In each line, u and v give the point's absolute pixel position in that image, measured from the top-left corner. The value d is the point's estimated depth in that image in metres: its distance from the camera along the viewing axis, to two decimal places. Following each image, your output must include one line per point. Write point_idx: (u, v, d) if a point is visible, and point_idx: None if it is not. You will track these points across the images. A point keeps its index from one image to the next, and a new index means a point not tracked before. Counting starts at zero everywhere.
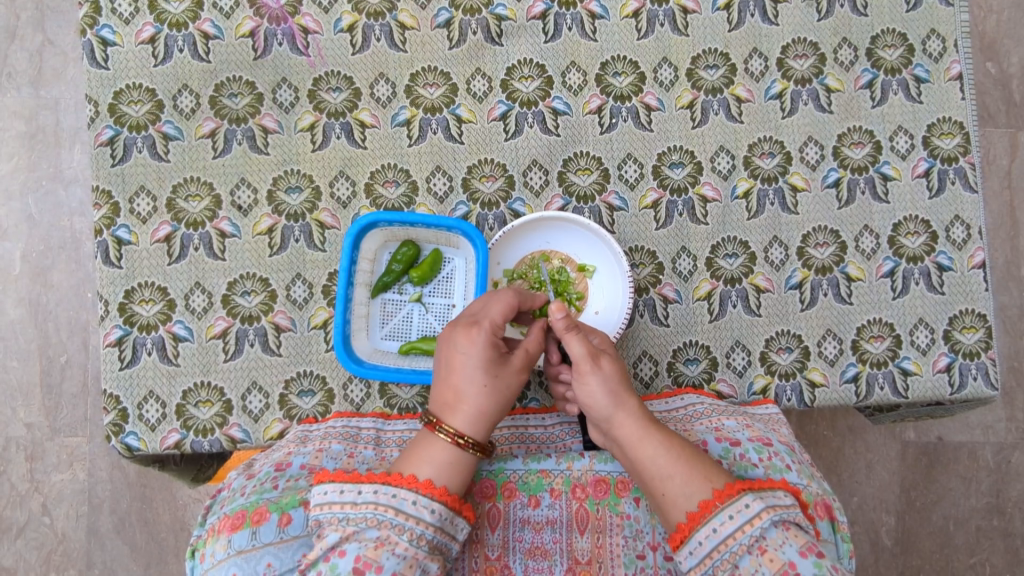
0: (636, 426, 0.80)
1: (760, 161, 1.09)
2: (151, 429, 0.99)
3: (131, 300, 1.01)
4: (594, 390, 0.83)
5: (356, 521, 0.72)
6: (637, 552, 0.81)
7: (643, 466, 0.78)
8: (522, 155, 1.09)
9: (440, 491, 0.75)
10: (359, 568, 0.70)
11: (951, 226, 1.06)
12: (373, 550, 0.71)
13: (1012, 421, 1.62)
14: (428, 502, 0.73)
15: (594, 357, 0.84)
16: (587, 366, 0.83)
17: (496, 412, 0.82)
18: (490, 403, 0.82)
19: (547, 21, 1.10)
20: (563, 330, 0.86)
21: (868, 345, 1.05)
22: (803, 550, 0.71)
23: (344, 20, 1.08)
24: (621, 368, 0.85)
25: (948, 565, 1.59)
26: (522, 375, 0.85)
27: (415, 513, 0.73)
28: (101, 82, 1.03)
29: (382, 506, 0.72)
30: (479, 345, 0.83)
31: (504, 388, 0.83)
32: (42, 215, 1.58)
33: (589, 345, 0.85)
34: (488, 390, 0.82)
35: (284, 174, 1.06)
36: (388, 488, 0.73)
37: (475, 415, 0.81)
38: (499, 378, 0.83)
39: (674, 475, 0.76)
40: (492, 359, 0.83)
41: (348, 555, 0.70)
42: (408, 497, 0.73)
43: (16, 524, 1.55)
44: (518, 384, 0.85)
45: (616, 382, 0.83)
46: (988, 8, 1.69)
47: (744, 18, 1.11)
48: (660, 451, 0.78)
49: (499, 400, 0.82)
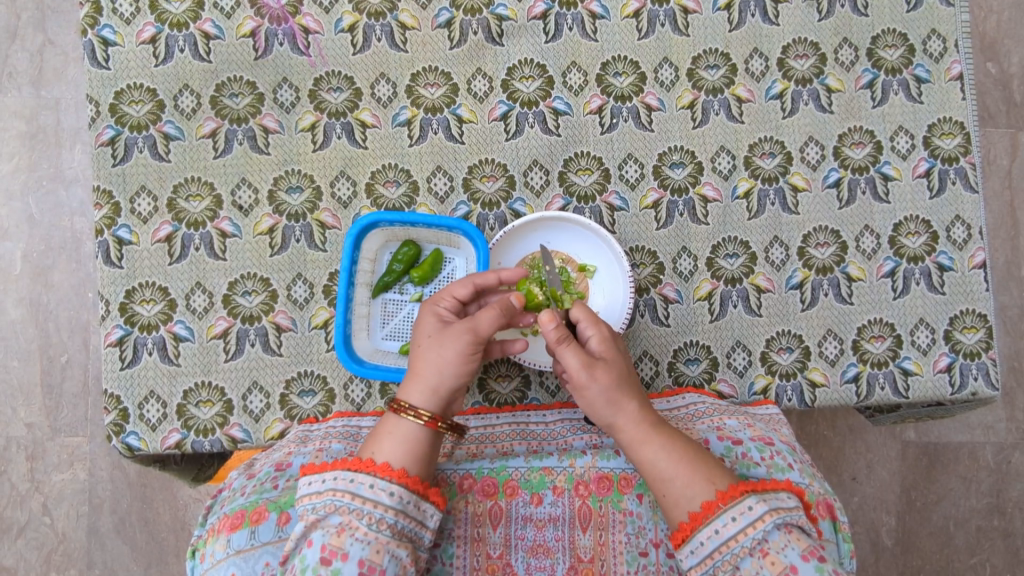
0: (636, 431, 0.79)
1: (760, 161, 1.09)
2: (152, 429, 0.99)
3: (132, 299, 1.01)
4: (592, 396, 0.81)
5: (319, 509, 0.72)
6: (640, 550, 0.81)
7: (643, 467, 0.78)
8: (523, 155, 1.09)
9: (399, 474, 0.74)
10: (325, 557, 0.70)
11: (951, 226, 1.06)
12: (336, 537, 0.71)
13: (1012, 421, 1.62)
14: (387, 485, 0.73)
15: (589, 364, 0.81)
16: (583, 379, 0.81)
17: (433, 375, 0.81)
18: (426, 365, 0.81)
19: (548, 21, 1.10)
20: (556, 341, 0.82)
21: (868, 345, 1.05)
22: (805, 554, 0.71)
23: (345, 20, 1.08)
24: (619, 372, 0.83)
25: (947, 565, 1.59)
26: (464, 336, 0.81)
27: (373, 496, 0.72)
28: (103, 82, 1.03)
29: (340, 491, 0.72)
30: (429, 316, 0.87)
31: (439, 350, 0.81)
32: (43, 215, 1.58)
33: (583, 355, 0.82)
34: (425, 352, 0.82)
35: (285, 174, 1.07)
36: (346, 473, 0.73)
37: (412, 378, 0.82)
38: (436, 340, 0.82)
39: (676, 478, 0.76)
40: (434, 327, 0.85)
41: (315, 545, 0.71)
42: (366, 481, 0.73)
43: (17, 524, 1.55)
44: (458, 345, 0.81)
45: (611, 390, 0.80)
46: (987, 8, 1.69)
47: (745, 18, 1.11)
48: (660, 456, 0.77)
49: (435, 362, 0.81)
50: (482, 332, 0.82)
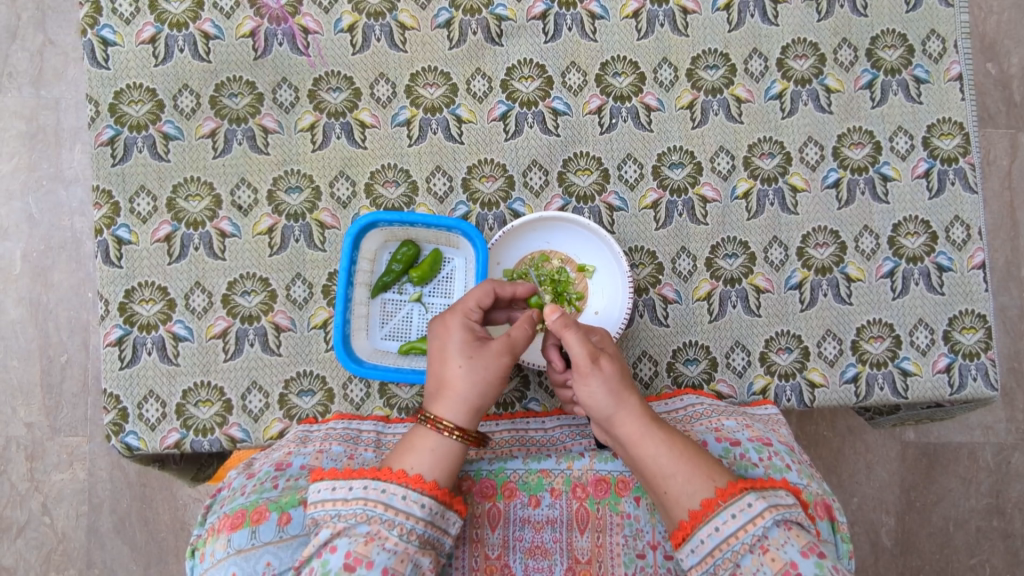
0: (636, 425, 0.80)
1: (760, 161, 1.09)
2: (151, 428, 0.99)
3: (132, 299, 1.02)
4: (594, 389, 0.82)
5: (347, 517, 0.72)
6: (638, 551, 0.81)
7: (646, 462, 0.78)
8: (522, 155, 1.09)
9: (430, 485, 0.74)
10: (350, 564, 0.69)
11: (950, 226, 1.06)
12: (364, 546, 0.70)
13: (1012, 422, 1.62)
14: (418, 497, 0.73)
15: (595, 355, 0.83)
16: (588, 368, 0.82)
17: (472, 392, 0.81)
18: (464, 383, 0.81)
19: (547, 21, 1.10)
20: (561, 328, 0.85)
21: (868, 345, 1.05)
22: (805, 550, 0.71)
23: (344, 20, 1.08)
24: (622, 367, 0.85)
25: (947, 565, 1.59)
26: (504, 356, 0.83)
27: (404, 508, 0.73)
28: (102, 82, 1.03)
29: (372, 502, 0.72)
30: (457, 328, 0.86)
31: (479, 368, 0.82)
32: (43, 215, 1.58)
33: (589, 345, 0.84)
34: (463, 371, 0.82)
35: (285, 173, 1.07)
36: (377, 483, 0.73)
37: (447, 395, 0.81)
38: (474, 358, 0.83)
39: (677, 473, 0.76)
40: (467, 343, 0.84)
41: (339, 552, 0.70)
42: (398, 492, 0.73)
43: (16, 523, 1.55)
44: (500, 366, 0.83)
45: (614, 381, 0.82)
46: (988, 8, 1.69)
47: (744, 18, 1.11)
48: (662, 449, 0.78)
49: (475, 380, 0.82)
50: (517, 348, 0.85)
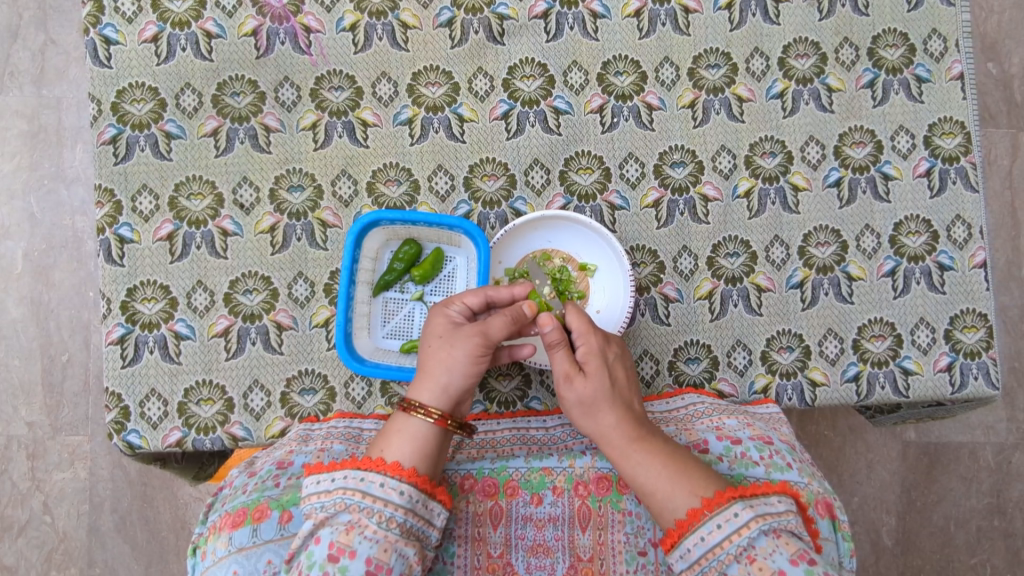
0: (617, 442, 0.79)
1: (761, 160, 1.09)
2: (153, 426, 0.99)
3: (134, 297, 1.02)
4: (573, 408, 0.83)
5: (328, 507, 0.72)
6: (638, 549, 0.82)
7: (626, 480, 0.79)
8: (524, 153, 1.09)
9: (409, 473, 0.74)
10: (333, 554, 0.70)
11: (952, 225, 1.07)
12: (345, 535, 0.71)
13: (1012, 422, 1.62)
14: (397, 484, 0.73)
15: (570, 375, 0.83)
16: (562, 389, 0.83)
17: (443, 373, 0.81)
18: (436, 364, 0.82)
19: (549, 20, 1.10)
20: (551, 343, 0.84)
21: (869, 344, 1.05)
22: (794, 559, 0.71)
23: (346, 19, 1.08)
24: (603, 384, 0.82)
25: (948, 565, 1.59)
26: (471, 339, 0.82)
27: (383, 495, 0.72)
28: (105, 80, 1.03)
29: (350, 490, 0.72)
30: (438, 316, 0.87)
31: (450, 350, 0.82)
32: (44, 215, 1.59)
33: (565, 364, 0.83)
34: (435, 351, 0.83)
35: (287, 172, 1.07)
36: (356, 472, 0.73)
37: (422, 376, 0.82)
38: (447, 340, 0.83)
39: (656, 490, 0.76)
40: (443, 327, 0.85)
41: (323, 543, 0.71)
42: (376, 480, 0.73)
43: (18, 522, 1.55)
44: (465, 348, 0.82)
45: (588, 401, 0.82)
46: (988, 8, 1.69)
47: (745, 17, 1.11)
48: (639, 470, 0.77)
49: (446, 361, 0.82)
50: (491, 336, 0.83)
